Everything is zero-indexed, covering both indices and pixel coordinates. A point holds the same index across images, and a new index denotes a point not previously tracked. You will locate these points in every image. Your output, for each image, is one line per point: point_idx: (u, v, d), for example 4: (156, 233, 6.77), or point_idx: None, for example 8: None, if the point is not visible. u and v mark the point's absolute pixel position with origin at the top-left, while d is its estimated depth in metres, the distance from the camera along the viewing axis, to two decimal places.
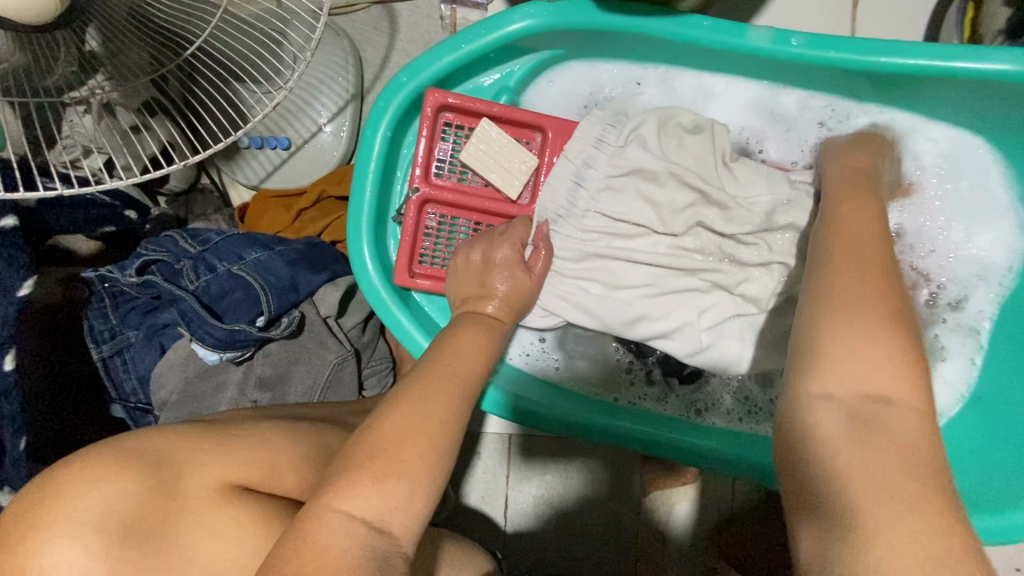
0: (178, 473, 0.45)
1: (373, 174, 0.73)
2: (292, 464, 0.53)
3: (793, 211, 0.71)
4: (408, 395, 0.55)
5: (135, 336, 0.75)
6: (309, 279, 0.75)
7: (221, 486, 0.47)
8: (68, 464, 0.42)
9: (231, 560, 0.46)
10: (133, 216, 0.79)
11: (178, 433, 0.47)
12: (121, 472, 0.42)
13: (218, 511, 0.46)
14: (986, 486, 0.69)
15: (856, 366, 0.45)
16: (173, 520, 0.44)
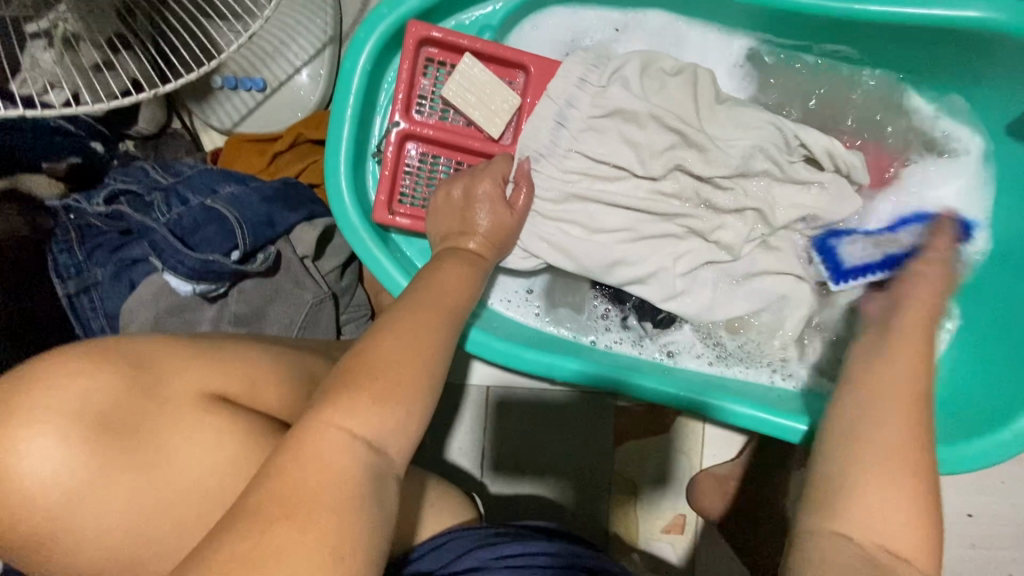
0: (157, 377, 0.47)
1: (352, 110, 0.72)
2: (271, 384, 0.54)
3: (768, 158, 0.73)
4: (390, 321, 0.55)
5: (101, 274, 0.72)
6: (285, 217, 0.73)
7: (202, 394, 0.48)
8: (46, 360, 0.43)
9: (209, 464, 0.47)
10: (100, 148, 0.80)
11: (157, 343, 0.49)
12: (98, 368, 0.44)
13: (196, 416, 0.47)
14: (953, 422, 0.71)
15: (873, 513, 0.48)
16: (151, 422, 0.45)
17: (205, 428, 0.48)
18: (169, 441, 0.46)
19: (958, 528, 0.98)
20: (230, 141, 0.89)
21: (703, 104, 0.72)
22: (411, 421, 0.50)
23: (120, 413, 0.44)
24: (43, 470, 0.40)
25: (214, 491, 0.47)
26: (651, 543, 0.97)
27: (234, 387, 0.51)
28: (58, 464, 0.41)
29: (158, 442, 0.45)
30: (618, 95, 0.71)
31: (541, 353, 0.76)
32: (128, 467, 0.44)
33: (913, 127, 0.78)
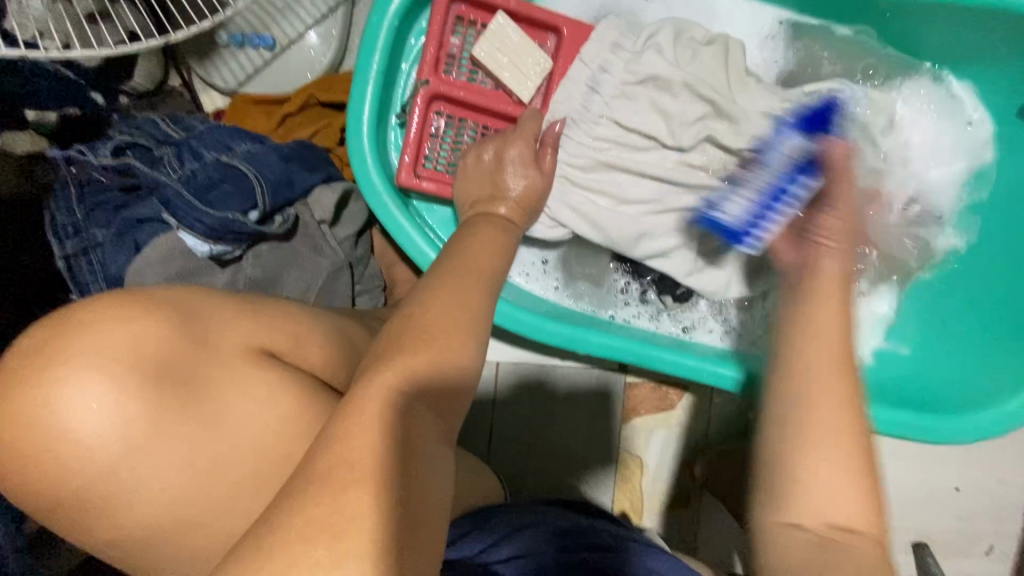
0: (204, 327, 0.45)
1: (377, 68, 0.69)
2: (314, 341, 0.55)
3: None
4: (433, 280, 0.53)
5: (103, 236, 0.67)
6: (304, 177, 0.70)
7: (249, 347, 0.48)
8: (94, 303, 0.41)
9: (262, 422, 0.46)
10: (99, 100, 0.75)
11: (201, 294, 0.48)
12: (148, 316, 0.42)
13: (248, 369, 0.46)
14: (969, 389, 0.72)
15: None
16: (203, 373, 0.44)
17: (255, 382, 0.46)
18: (222, 393, 0.45)
19: (947, 500, 1.02)
20: (234, 102, 0.84)
21: (731, 77, 0.73)
22: (460, 381, 0.48)
23: (174, 360, 0.43)
24: (99, 418, 0.39)
25: (264, 447, 0.46)
26: (655, 519, 0.98)
27: (280, 342, 0.51)
28: (114, 412, 0.39)
29: (211, 393, 0.44)
30: (651, 63, 0.71)
31: (565, 325, 0.74)
32: (185, 416, 0.42)
33: (929, 107, 0.78)
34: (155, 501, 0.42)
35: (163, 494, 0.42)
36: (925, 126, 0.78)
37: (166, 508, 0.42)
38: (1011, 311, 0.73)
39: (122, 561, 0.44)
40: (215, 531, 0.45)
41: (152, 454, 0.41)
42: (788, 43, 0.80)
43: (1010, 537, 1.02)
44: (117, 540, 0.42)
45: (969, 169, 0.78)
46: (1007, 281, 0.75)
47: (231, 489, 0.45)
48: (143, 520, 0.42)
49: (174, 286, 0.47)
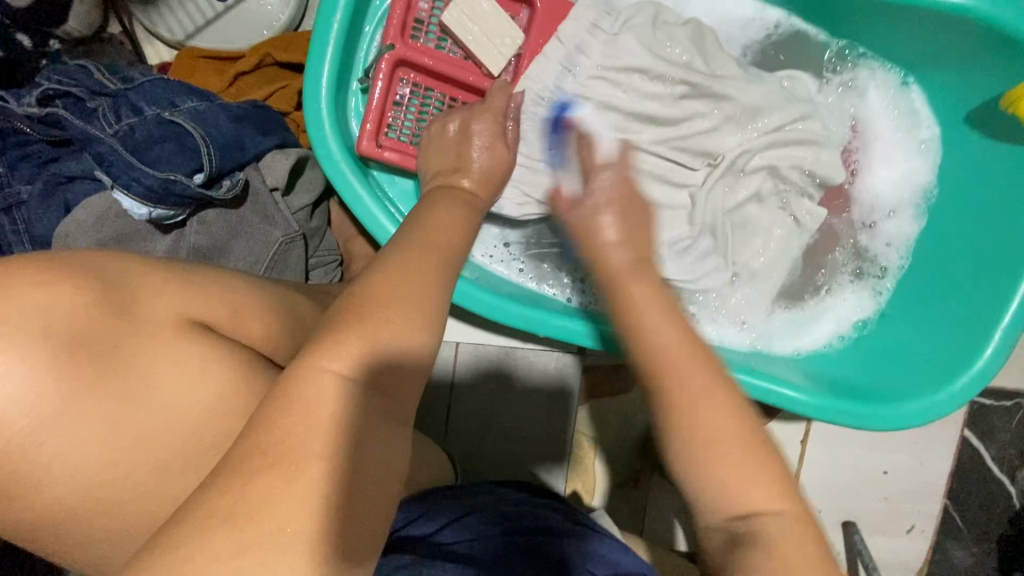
0: (126, 296, 0.42)
1: (337, 29, 0.65)
2: (253, 317, 0.52)
3: (759, 120, 0.74)
4: (388, 252, 0.50)
5: (28, 193, 0.61)
6: (255, 141, 0.66)
7: (178, 318, 0.44)
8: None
9: (194, 398, 0.44)
10: (27, 42, 0.68)
11: (126, 263, 0.45)
12: (60, 282, 0.40)
13: (175, 344, 0.43)
14: (902, 380, 0.75)
15: None
16: (117, 344, 0.41)
17: (187, 355, 0.44)
18: (142, 366, 0.42)
19: (875, 482, 1.08)
20: (181, 56, 0.78)
21: (704, 66, 0.73)
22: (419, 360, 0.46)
23: (89, 330, 0.40)
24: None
25: (199, 421, 0.44)
26: (604, 499, 1.00)
27: (212, 314, 0.48)
28: (16, 385, 0.37)
29: (128, 368, 0.41)
30: (632, 48, 0.71)
31: (524, 306, 0.73)
32: (94, 388, 0.40)
33: (895, 106, 0.80)
34: (72, 470, 0.39)
35: (80, 470, 0.40)
36: (881, 126, 0.81)
37: (87, 479, 0.40)
38: (947, 310, 0.76)
39: (35, 541, 0.41)
40: (142, 509, 0.42)
41: (57, 427, 0.38)
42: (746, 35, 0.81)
43: (930, 515, 1.09)
44: (31, 514, 0.39)
45: (917, 167, 0.80)
46: (949, 282, 0.77)
47: (162, 463, 0.43)
48: (63, 489, 0.39)
49: (100, 250, 0.44)
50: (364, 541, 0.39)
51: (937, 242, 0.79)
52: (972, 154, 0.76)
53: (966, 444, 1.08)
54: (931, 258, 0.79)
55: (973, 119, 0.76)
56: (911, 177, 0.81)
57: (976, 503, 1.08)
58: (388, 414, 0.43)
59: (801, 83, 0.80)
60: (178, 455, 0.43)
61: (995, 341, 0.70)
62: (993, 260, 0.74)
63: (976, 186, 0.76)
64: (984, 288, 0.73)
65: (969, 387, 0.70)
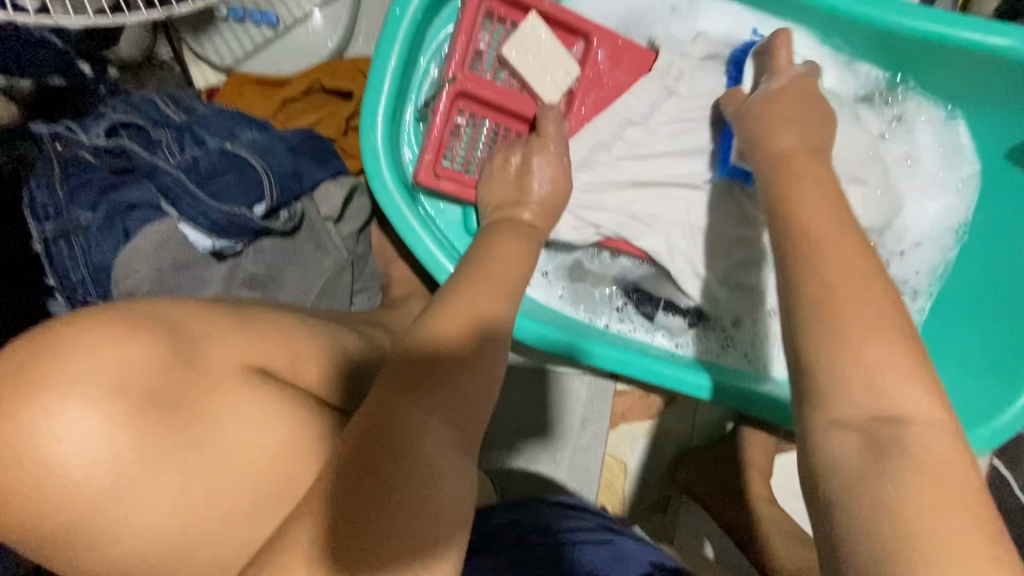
0: (196, 344, 0.44)
1: (396, 61, 0.66)
2: (313, 355, 0.53)
3: (797, 163, 0.75)
4: (456, 289, 0.51)
5: (88, 220, 0.61)
6: (312, 171, 0.66)
7: (243, 364, 0.46)
8: (81, 322, 0.39)
9: (261, 443, 0.44)
10: (87, 70, 0.66)
11: (196, 314, 0.46)
12: (134, 337, 0.40)
13: (242, 391, 0.44)
14: (939, 413, 0.76)
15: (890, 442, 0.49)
16: (196, 390, 0.42)
17: (256, 401, 0.44)
18: (219, 410, 0.43)
19: None
20: (232, 81, 0.79)
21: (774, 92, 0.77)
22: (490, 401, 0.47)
23: (162, 384, 0.41)
24: (83, 446, 0.36)
25: (268, 461, 0.44)
26: (634, 521, 1.00)
27: (274, 357, 0.49)
28: (97, 441, 0.37)
29: (202, 414, 0.42)
30: (702, 77, 0.75)
31: (566, 334, 0.74)
32: (170, 435, 0.40)
33: (939, 139, 0.81)
34: (155, 516, 0.39)
35: (161, 515, 0.40)
36: (925, 159, 0.81)
37: (170, 526, 0.40)
38: (985, 345, 0.77)
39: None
40: (217, 557, 0.42)
41: (146, 472, 0.39)
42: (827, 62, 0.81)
43: None
44: (111, 564, 0.39)
45: (958, 202, 0.81)
46: (986, 316, 0.78)
47: (237, 508, 0.43)
48: (147, 538, 0.39)
49: (166, 299, 0.46)
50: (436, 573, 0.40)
51: (979, 274, 0.80)
52: (1014, 190, 0.77)
53: (995, 472, 1.08)
54: (971, 290, 0.80)
55: (1013, 155, 0.77)
56: (950, 210, 0.81)
57: (1005, 531, 1.08)
58: (456, 450, 0.43)
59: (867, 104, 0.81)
60: (253, 499, 0.43)
61: None
62: None
63: (1015, 222, 0.77)
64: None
65: (1012, 423, 0.71)
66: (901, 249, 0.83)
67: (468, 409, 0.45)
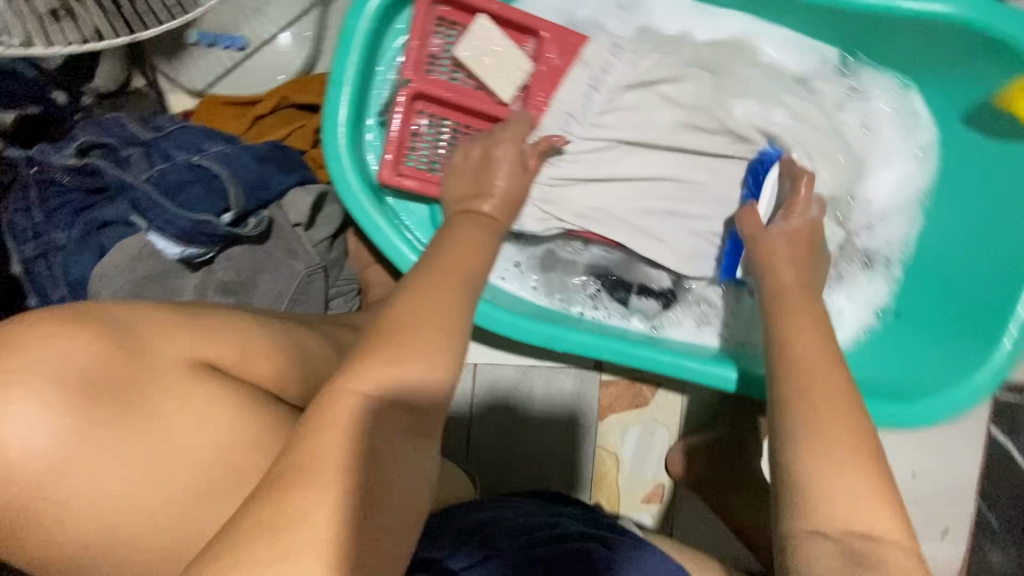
0: (147, 340, 0.47)
1: (353, 69, 0.69)
2: (265, 353, 0.55)
3: (749, 144, 0.78)
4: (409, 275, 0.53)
5: (65, 239, 0.65)
6: (278, 179, 0.69)
7: (191, 359, 0.48)
8: (27, 322, 0.42)
9: (214, 427, 0.47)
10: (62, 99, 0.71)
11: (149, 314, 0.49)
12: (80, 331, 0.43)
13: (191, 382, 0.47)
14: (918, 377, 0.76)
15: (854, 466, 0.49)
16: (144, 382, 0.45)
17: (206, 392, 0.47)
18: (167, 399, 0.46)
19: (904, 485, 1.07)
20: (203, 103, 0.82)
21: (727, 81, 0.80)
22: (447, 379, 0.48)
23: (110, 375, 0.44)
24: (29, 431, 0.40)
25: (225, 444, 0.48)
26: (631, 512, 1.00)
27: (226, 354, 0.52)
28: (41, 426, 0.40)
29: (151, 401, 0.45)
30: (654, 68, 0.78)
31: (538, 323, 0.76)
32: (123, 417, 0.44)
33: (897, 106, 0.82)
34: (112, 494, 0.43)
35: (115, 492, 0.43)
36: (883, 130, 0.82)
37: (126, 501, 0.43)
38: (957, 307, 0.77)
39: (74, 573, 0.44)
40: (176, 533, 0.45)
41: (100, 445, 0.42)
42: (785, 45, 0.82)
43: (963, 517, 1.07)
44: (75, 541, 0.42)
45: (920, 169, 0.82)
46: (956, 278, 0.78)
47: (194, 490, 0.46)
48: (106, 513, 0.43)
49: (121, 302, 0.49)
50: (386, 541, 0.41)
51: (949, 236, 0.80)
52: (973, 152, 0.78)
53: (993, 441, 1.07)
54: (943, 254, 0.80)
55: (972, 116, 0.77)
56: (913, 176, 0.82)
57: (1009, 499, 1.06)
58: (407, 424, 0.45)
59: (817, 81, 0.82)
60: (208, 481, 0.47)
61: (1014, 333, 0.71)
62: (998, 253, 0.75)
63: (978, 183, 0.78)
64: (998, 280, 0.74)
65: (988, 382, 0.71)
66: (871, 217, 0.83)
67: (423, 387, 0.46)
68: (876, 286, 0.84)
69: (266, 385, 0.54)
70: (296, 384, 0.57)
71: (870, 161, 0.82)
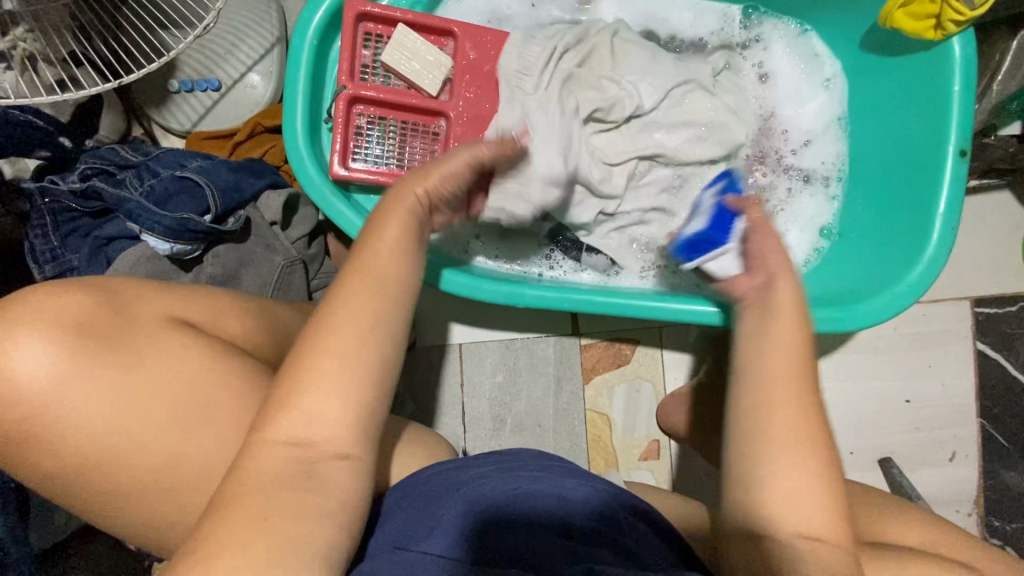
0: (130, 301, 0.55)
1: (303, 82, 0.80)
2: (242, 315, 0.63)
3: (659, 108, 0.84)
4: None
5: (78, 259, 0.76)
6: (252, 183, 0.79)
7: (171, 316, 0.56)
8: (41, 287, 0.52)
9: (195, 368, 0.54)
10: (68, 143, 0.83)
11: (136, 284, 0.57)
12: (78, 291, 0.53)
13: (170, 335, 0.54)
14: (861, 282, 0.80)
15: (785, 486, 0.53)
16: (129, 332, 0.53)
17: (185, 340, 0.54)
18: (154, 347, 0.53)
19: (902, 413, 1.07)
20: (190, 139, 0.95)
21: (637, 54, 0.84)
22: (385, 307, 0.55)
23: (102, 326, 0.52)
24: (37, 369, 0.49)
25: (204, 382, 0.54)
26: (628, 470, 1.04)
27: (197, 313, 0.59)
28: (46, 365, 0.49)
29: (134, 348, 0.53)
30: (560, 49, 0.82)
31: (499, 283, 0.82)
32: (112, 360, 0.51)
33: (795, 50, 0.90)
34: (112, 424, 0.51)
35: (117, 422, 0.51)
36: (788, 72, 0.90)
37: (121, 432, 0.51)
38: (889, 211, 0.82)
39: (89, 497, 0.52)
40: (166, 461, 0.52)
41: (96, 385, 0.50)
42: (690, 11, 0.91)
43: (969, 439, 1.07)
44: (82, 467, 0.50)
45: (831, 100, 0.89)
46: (883, 186, 0.84)
47: (178, 421, 0.53)
48: (105, 442, 0.50)
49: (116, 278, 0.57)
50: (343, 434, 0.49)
51: (872, 153, 0.86)
52: (875, 75, 0.85)
53: (983, 358, 1.07)
54: (869, 171, 0.86)
55: (867, 44, 0.84)
56: (819, 109, 0.90)
57: (1009, 414, 1.06)
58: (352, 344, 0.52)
59: (721, 36, 0.91)
60: (189, 413, 0.53)
61: (937, 227, 0.75)
62: (913, 154, 0.80)
63: (887, 94, 0.84)
64: (916, 183, 0.79)
65: (925, 273, 0.75)
66: (793, 150, 0.90)
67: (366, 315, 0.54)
68: (818, 207, 0.89)
69: (244, 339, 0.62)
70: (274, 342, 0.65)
71: (781, 101, 0.90)
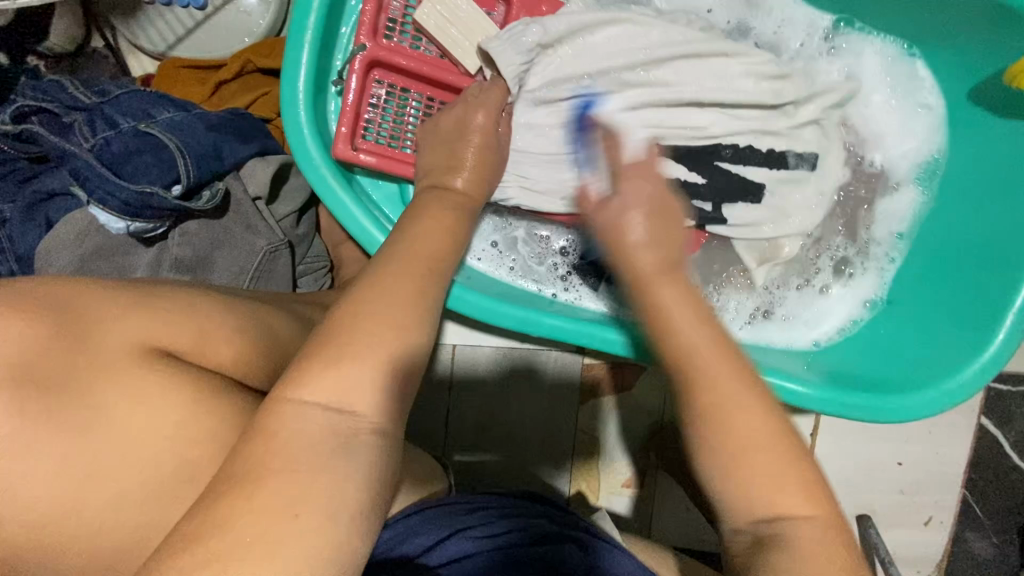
0: (90, 323, 0.45)
1: (311, 33, 0.65)
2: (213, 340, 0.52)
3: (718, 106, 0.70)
4: (379, 264, 0.51)
5: (11, 213, 0.62)
6: (234, 149, 0.65)
7: (122, 349, 0.45)
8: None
9: (152, 426, 0.45)
10: (3, 60, 0.70)
11: (86, 293, 0.47)
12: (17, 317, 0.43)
13: (124, 374, 0.45)
14: (911, 369, 0.71)
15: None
16: (85, 367, 0.44)
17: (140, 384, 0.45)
18: (104, 389, 0.44)
19: (890, 474, 1.05)
20: (164, 66, 0.78)
21: (747, 64, 0.69)
22: (406, 361, 0.46)
23: (43, 360, 0.43)
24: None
25: (164, 438, 0.45)
26: (609, 496, 0.98)
27: (179, 338, 0.49)
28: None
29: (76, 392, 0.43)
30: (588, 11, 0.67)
31: (515, 308, 0.72)
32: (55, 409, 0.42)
33: (887, 83, 0.77)
34: (39, 500, 0.41)
35: (44, 495, 0.42)
36: (884, 108, 0.77)
37: (48, 507, 0.42)
38: (955, 287, 0.73)
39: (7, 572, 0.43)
40: (128, 534, 0.44)
41: (27, 447, 0.41)
42: (779, 13, 0.77)
43: (948, 507, 1.05)
44: (22, 543, 0.42)
45: (918, 148, 0.77)
46: (957, 258, 0.73)
47: (128, 486, 0.44)
48: (50, 514, 0.42)
49: (56, 279, 0.47)
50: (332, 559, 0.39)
51: (946, 224, 0.75)
52: (980, 132, 0.73)
53: (982, 432, 1.04)
54: (941, 243, 0.75)
55: (976, 96, 0.72)
56: (902, 152, 0.78)
57: (994, 490, 1.04)
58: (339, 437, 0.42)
59: (803, 51, 0.77)
60: (141, 479, 0.44)
61: (1005, 327, 0.66)
62: (1000, 230, 0.70)
63: (979, 157, 0.73)
64: (999, 268, 0.69)
65: (982, 373, 0.67)
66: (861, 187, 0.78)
67: (369, 395, 0.44)
68: (882, 274, 0.79)
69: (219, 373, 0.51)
70: (253, 372, 0.54)
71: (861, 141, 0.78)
